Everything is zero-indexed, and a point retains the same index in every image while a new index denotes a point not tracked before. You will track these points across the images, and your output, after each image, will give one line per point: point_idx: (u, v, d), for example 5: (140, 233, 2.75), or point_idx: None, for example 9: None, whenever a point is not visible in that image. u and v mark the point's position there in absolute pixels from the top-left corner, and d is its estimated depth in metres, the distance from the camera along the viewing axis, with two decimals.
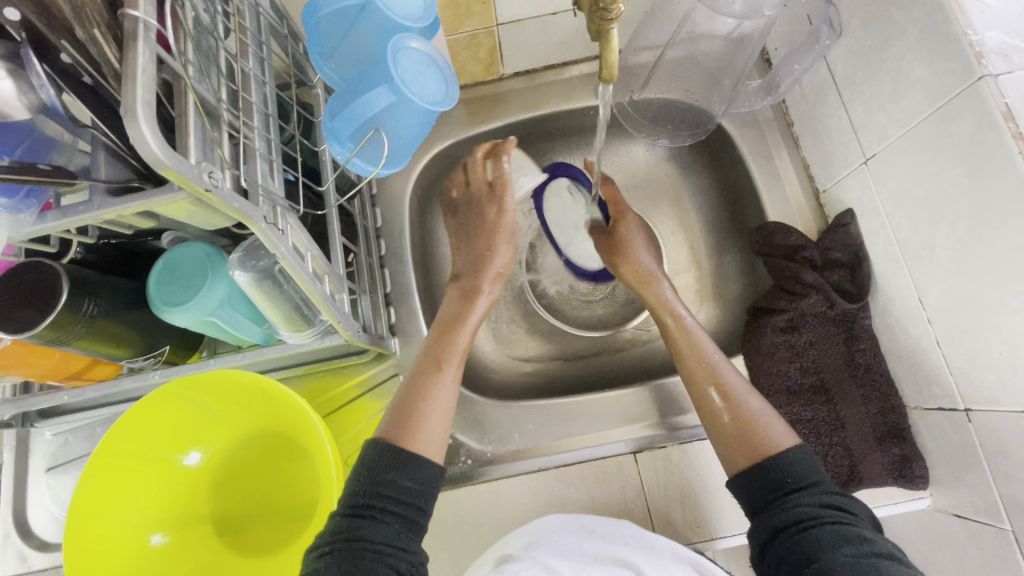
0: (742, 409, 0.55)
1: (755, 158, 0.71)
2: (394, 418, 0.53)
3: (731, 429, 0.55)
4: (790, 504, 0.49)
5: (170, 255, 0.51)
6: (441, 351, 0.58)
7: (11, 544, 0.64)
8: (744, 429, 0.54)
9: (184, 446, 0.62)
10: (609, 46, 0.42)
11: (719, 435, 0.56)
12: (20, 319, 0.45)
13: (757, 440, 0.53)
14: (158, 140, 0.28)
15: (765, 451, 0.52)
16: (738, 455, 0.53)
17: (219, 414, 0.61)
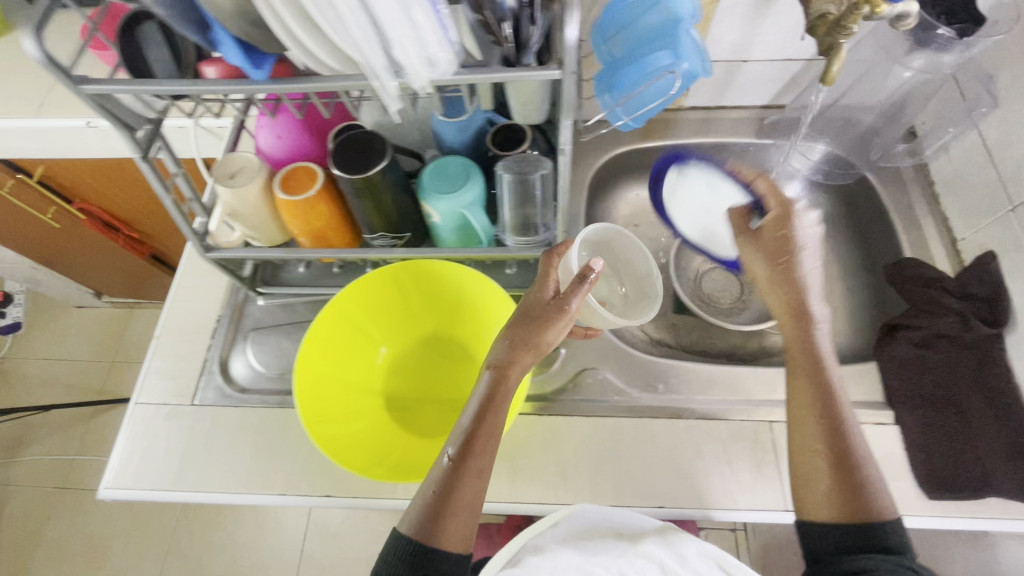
0: (851, 473, 0.56)
1: (897, 205, 0.82)
2: (422, 511, 0.52)
3: (829, 488, 0.56)
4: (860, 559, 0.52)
5: (442, 158, 0.66)
6: (479, 452, 0.53)
7: (213, 379, 0.75)
8: (857, 492, 0.55)
9: (378, 324, 0.73)
10: (839, 56, 0.56)
11: (808, 494, 0.57)
12: (352, 166, 0.59)
13: (859, 505, 0.55)
14: (575, 26, 0.43)
15: (864, 514, 0.54)
16: (817, 509, 0.56)
17: (414, 308, 0.75)
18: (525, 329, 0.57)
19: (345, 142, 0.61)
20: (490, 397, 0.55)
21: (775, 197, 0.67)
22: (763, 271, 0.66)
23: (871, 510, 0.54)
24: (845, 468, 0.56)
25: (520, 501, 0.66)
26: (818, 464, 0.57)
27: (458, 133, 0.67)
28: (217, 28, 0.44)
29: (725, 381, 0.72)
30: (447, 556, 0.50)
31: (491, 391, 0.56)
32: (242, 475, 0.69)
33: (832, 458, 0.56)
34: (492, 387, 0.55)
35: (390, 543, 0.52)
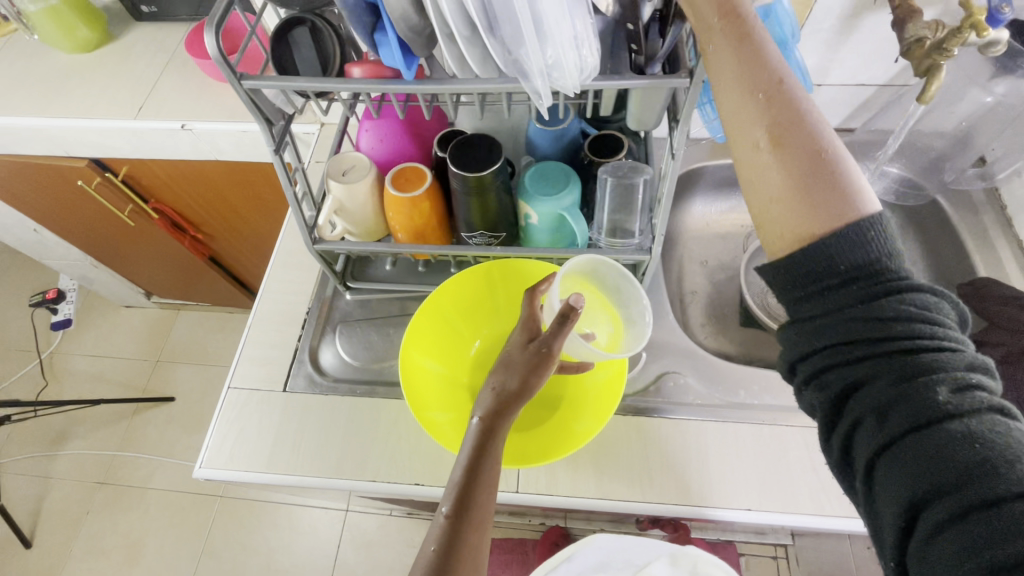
0: (800, 148, 0.41)
1: (968, 227, 0.84)
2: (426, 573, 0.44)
3: (753, 159, 0.42)
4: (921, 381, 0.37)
5: (542, 164, 0.70)
6: (478, 505, 0.48)
7: (303, 368, 0.78)
8: (812, 174, 0.41)
9: (468, 321, 0.76)
10: (936, 76, 0.60)
11: (751, 170, 0.43)
12: (469, 166, 0.63)
13: (822, 208, 0.41)
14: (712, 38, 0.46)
15: (820, 214, 0.40)
16: (776, 231, 0.43)
17: (501, 308, 0.78)
18: (519, 372, 0.54)
19: (461, 146, 0.65)
20: (478, 442, 0.50)
21: (758, 77, 0.42)
22: (773, 211, 0.42)
23: (827, 199, 0.40)
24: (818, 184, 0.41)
25: (607, 498, 0.67)
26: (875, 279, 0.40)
27: (556, 141, 0.71)
28: (384, 31, 0.50)
29: None
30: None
31: (486, 436, 0.51)
32: (331, 461, 0.71)
33: (777, 135, 0.41)
34: (490, 413, 0.52)
35: None
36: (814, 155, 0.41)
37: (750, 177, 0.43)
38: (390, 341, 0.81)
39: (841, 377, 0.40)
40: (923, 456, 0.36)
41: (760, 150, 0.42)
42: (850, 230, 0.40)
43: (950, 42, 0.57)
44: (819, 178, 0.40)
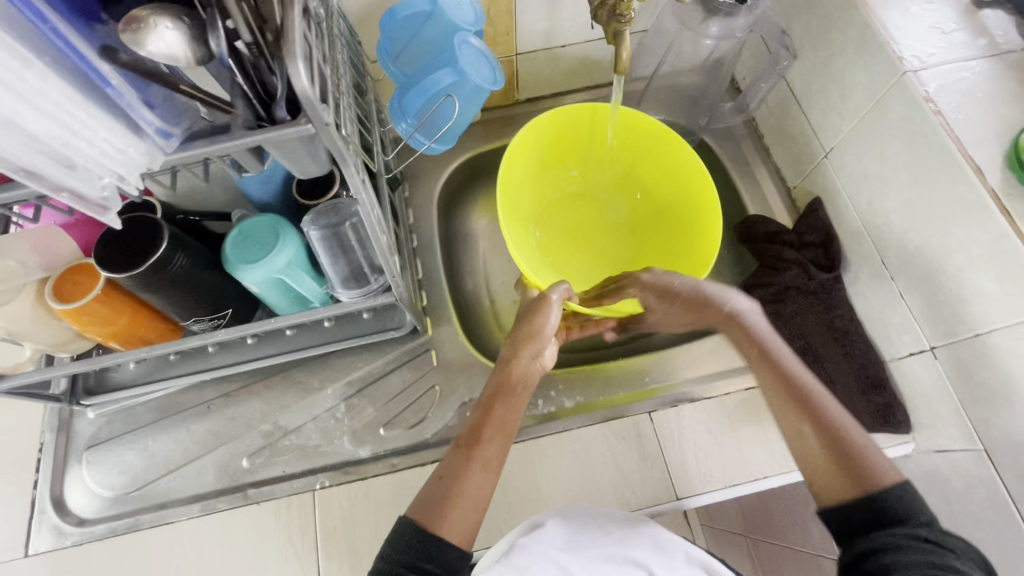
0: (836, 436, 0.50)
1: (734, 164, 0.84)
2: (428, 497, 0.51)
3: (811, 467, 0.50)
4: (894, 538, 0.43)
5: (244, 223, 0.58)
6: (490, 432, 0.56)
7: (45, 521, 0.65)
8: (854, 459, 0.48)
9: (539, 140, 0.74)
10: (623, 45, 0.54)
11: (822, 484, 0.49)
12: (121, 259, 0.51)
13: (865, 466, 0.48)
14: (305, 75, 0.37)
15: (865, 473, 0.47)
16: (829, 492, 0.48)
17: (521, 170, 0.74)
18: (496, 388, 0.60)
19: (115, 234, 0.52)
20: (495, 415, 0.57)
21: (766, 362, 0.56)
22: (803, 437, 0.51)
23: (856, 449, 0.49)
24: (850, 460, 0.48)
25: None
26: (904, 481, 0.46)
27: (262, 187, 0.59)
28: None
29: (601, 381, 0.73)
30: (449, 549, 0.48)
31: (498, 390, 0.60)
32: None
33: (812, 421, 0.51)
34: (478, 413, 0.58)
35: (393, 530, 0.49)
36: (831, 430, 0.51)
37: (795, 449, 0.52)
38: (152, 454, 0.69)
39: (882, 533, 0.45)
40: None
41: (804, 432, 0.51)
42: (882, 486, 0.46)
43: (622, 7, 0.51)
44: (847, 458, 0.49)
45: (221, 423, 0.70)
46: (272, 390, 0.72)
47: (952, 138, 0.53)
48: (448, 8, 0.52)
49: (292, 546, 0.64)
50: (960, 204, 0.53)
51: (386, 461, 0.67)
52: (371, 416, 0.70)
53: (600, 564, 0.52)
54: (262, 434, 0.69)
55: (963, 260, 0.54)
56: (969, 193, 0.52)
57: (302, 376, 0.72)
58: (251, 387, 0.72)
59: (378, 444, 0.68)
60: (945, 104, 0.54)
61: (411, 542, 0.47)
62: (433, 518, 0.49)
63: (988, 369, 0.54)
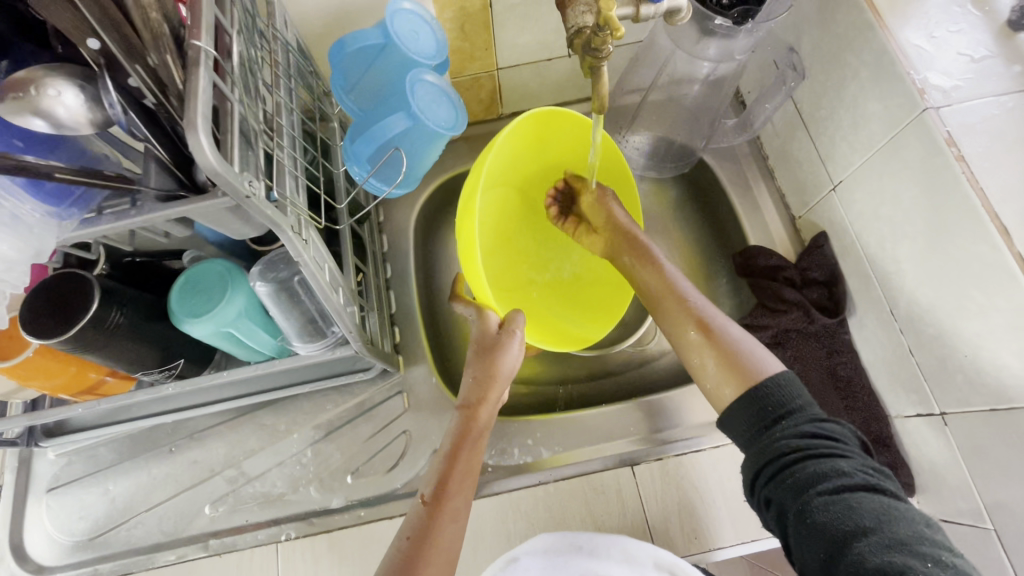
0: (723, 340, 0.52)
1: (735, 187, 0.77)
2: (393, 561, 0.44)
3: (712, 364, 0.52)
4: (785, 431, 0.46)
5: (191, 270, 0.53)
6: (453, 482, 0.49)
7: (5, 566, 0.64)
8: (733, 357, 0.51)
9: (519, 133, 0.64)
10: (601, 81, 0.47)
11: (700, 372, 0.53)
12: (45, 323, 0.47)
13: (747, 371, 0.50)
14: (213, 150, 0.32)
15: (754, 377, 0.49)
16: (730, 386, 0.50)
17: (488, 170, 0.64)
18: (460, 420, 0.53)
19: (43, 290, 0.48)
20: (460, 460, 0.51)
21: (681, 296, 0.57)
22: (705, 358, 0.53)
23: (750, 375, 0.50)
24: (737, 353, 0.51)
25: None
26: (783, 371, 0.50)
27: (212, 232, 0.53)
28: None
29: (581, 427, 0.68)
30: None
31: (463, 431, 0.53)
32: None
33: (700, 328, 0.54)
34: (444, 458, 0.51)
35: None
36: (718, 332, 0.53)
37: (696, 368, 0.54)
38: (115, 498, 0.67)
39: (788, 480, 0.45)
40: (845, 507, 0.41)
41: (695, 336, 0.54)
42: (772, 394, 0.48)
43: (598, 41, 0.44)
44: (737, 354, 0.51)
45: (185, 467, 0.68)
46: (237, 433, 0.69)
47: (975, 190, 0.47)
48: (403, 42, 0.47)
49: None
50: (981, 264, 0.47)
51: (352, 512, 0.64)
52: (339, 463, 0.67)
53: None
54: (226, 479, 0.67)
55: (982, 326, 0.48)
56: (991, 256, 0.46)
57: (268, 418, 0.69)
58: (214, 429, 0.69)
59: (345, 495, 0.65)
60: (970, 149, 0.47)
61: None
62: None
63: (1003, 446, 0.49)
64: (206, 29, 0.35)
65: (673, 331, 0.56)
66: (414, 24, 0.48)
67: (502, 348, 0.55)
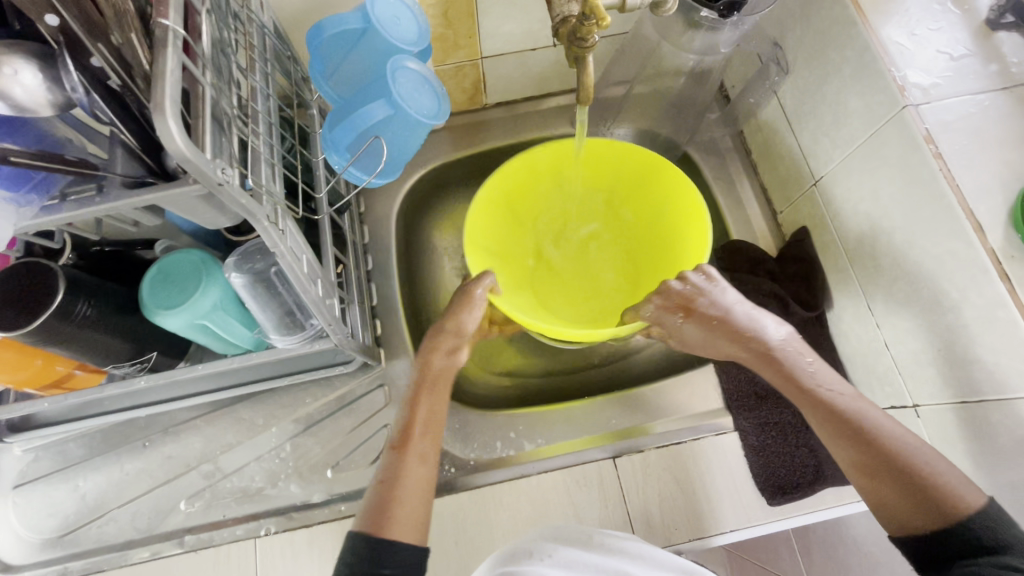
0: (898, 471, 0.44)
1: (718, 182, 0.77)
2: (370, 506, 0.46)
3: (869, 493, 0.45)
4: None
5: (164, 260, 0.51)
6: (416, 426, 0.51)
7: None
8: (919, 483, 0.43)
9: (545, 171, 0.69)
10: (585, 71, 0.47)
11: (880, 501, 0.45)
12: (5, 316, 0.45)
13: (937, 494, 0.42)
14: (182, 134, 0.31)
15: (931, 505, 0.42)
16: (907, 522, 0.43)
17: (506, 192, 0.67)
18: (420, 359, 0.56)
19: (4, 282, 0.46)
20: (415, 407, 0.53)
21: (847, 420, 0.47)
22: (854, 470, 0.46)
23: (934, 502, 0.42)
24: (925, 497, 0.42)
25: None
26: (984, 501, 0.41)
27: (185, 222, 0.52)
28: None
29: (565, 421, 0.69)
30: (406, 543, 0.44)
31: (421, 377, 0.55)
32: None
33: (856, 469, 0.46)
34: (406, 406, 0.53)
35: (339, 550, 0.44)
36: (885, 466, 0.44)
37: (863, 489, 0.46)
38: (86, 493, 0.65)
39: None
40: None
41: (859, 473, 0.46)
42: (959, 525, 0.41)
43: (583, 31, 0.44)
44: (893, 475, 0.44)
45: (160, 462, 0.66)
46: (213, 427, 0.68)
47: (951, 188, 0.47)
48: (384, 28, 0.46)
49: None
50: (956, 261, 0.48)
51: (332, 506, 0.63)
52: (319, 457, 0.66)
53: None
54: (202, 474, 0.65)
55: (955, 321, 0.49)
56: (966, 252, 0.47)
57: (246, 412, 0.68)
58: (189, 423, 0.68)
59: (324, 489, 0.64)
60: (947, 147, 0.48)
61: (362, 557, 0.43)
62: (381, 517, 0.45)
63: (972, 438, 0.50)
64: (174, 7, 0.33)
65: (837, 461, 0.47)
66: (395, 9, 0.48)
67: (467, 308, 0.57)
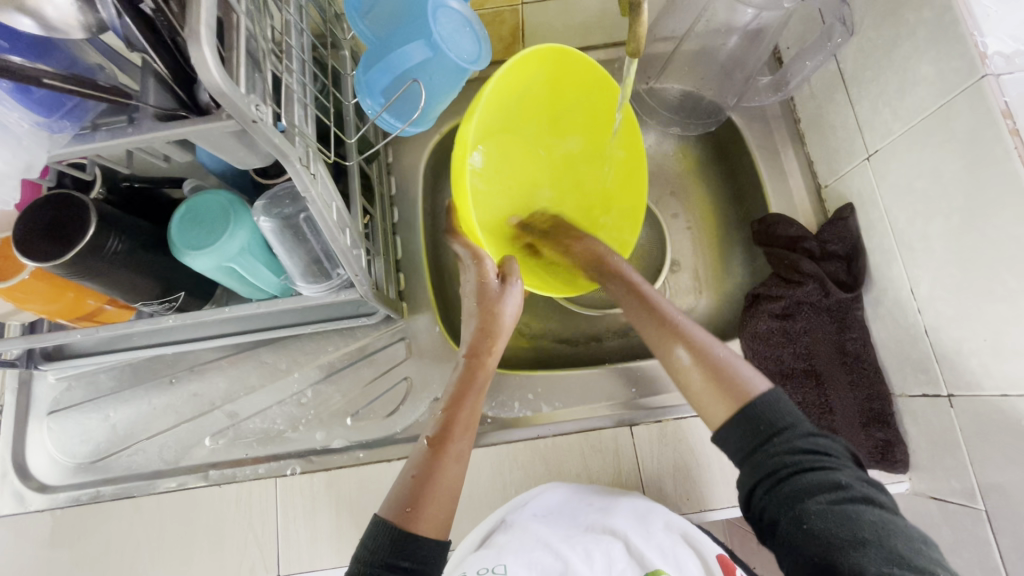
0: (714, 363, 0.49)
1: (762, 151, 0.73)
2: (399, 497, 0.46)
3: (698, 379, 0.49)
4: (777, 449, 0.44)
5: (193, 200, 0.51)
6: (454, 433, 0.51)
7: (8, 484, 0.65)
8: (721, 376, 0.48)
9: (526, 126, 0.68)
10: (639, 20, 0.43)
11: (696, 397, 0.50)
12: (36, 248, 0.45)
13: (736, 383, 0.47)
14: (217, 64, 0.29)
15: (739, 394, 0.46)
16: (716, 411, 0.47)
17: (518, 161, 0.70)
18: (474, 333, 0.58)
19: (36, 213, 0.46)
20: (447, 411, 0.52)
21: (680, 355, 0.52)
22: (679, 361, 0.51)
23: (734, 388, 0.47)
24: (720, 376, 0.48)
25: None
26: (772, 389, 0.47)
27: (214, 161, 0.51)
28: None
29: (583, 385, 0.68)
30: (426, 544, 0.43)
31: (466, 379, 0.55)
32: None
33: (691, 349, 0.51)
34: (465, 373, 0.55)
35: (362, 540, 0.43)
36: (704, 352, 0.50)
37: (686, 388, 0.51)
38: (116, 424, 0.68)
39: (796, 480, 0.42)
40: (841, 518, 0.40)
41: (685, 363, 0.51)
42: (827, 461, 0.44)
43: None
44: (721, 372, 0.48)
45: (186, 399, 0.68)
46: (238, 369, 0.69)
47: None
48: None
49: (250, 532, 0.61)
50: (1019, 247, 0.45)
51: (351, 453, 0.64)
52: (339, 405, 0.67)
53: (579, 535, 0.54)
54: (225, 414, 0.67)
55: (1008, 311, 0.47)
56: None
57: (269, 357, 0.69)
58: (215, 363, 0.69)
59: (344, 436, 0.65)
60: None
61: (388, 543, 0.42)
62: (404, 523, 0.44)
63: (1007, 429, 0.49)
64: None
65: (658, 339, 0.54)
66: None
67: (502, 301, 0.59)
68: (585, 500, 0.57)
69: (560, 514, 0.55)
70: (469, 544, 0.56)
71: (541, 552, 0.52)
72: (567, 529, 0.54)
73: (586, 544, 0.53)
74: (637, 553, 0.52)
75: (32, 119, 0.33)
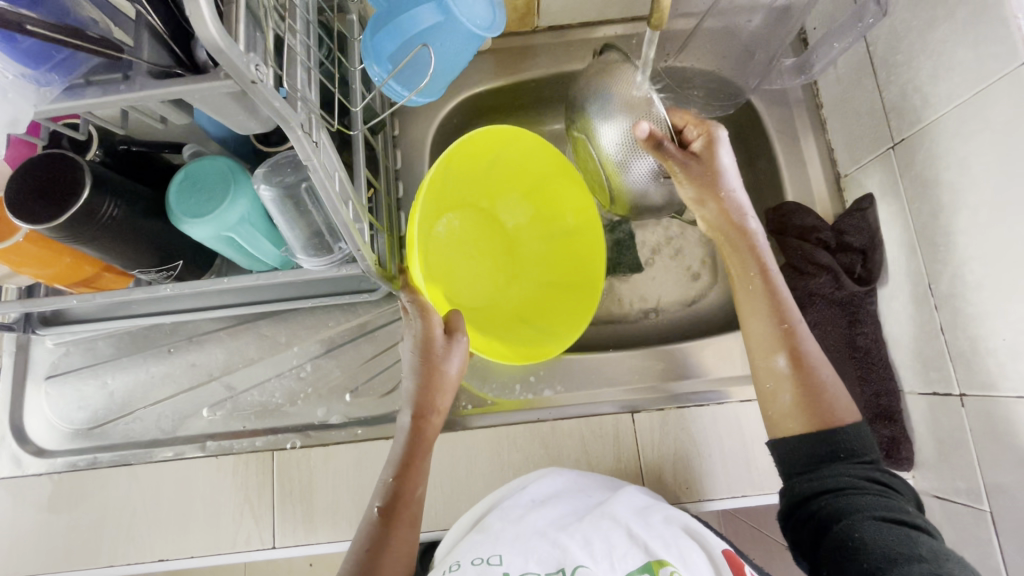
0: (810, 379, 0.51)
1: (781, 136, 0.71)
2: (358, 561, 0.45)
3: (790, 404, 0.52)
4: (843, 468, 0.49)
5: (192, 165, 0.49)
6: (403, 504, 0.48)
7: (6, 447, 0.64)
8: (816, 397, 0.51)
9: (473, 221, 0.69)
10: None
11: (778, 415, 0.53)
12: (32, 209, 0.44)
13: (829, 409, 0.51)
14: (214, 17, 0.27)
15: (828, 420, 0.50)
16: (796, 420, 0.51)
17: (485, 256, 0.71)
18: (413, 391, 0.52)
19: (29, 173, 0.45)
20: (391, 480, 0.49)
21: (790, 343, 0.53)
22: (779, 406, 0.52)
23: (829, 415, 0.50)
24: (822, 404, 0.51)
25: None
26: (858, 423, 0.51)
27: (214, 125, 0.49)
28: None
29: (586, 371, 0.68)
30: None
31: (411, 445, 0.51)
32: (56, 553, 0.60)
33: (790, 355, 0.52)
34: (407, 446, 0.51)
35: None
36: (809, 368, 0.52)
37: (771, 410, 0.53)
38: (114, 391, 0.67)
39: (851, 497, 0.47)
40: (897, 536, 0.44)
41: (788, 369, 0.52)
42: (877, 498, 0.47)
43: None
44: (821, 399, 0.51)
45: (184, 368, 0.67)
46: (237, 340, 0.68)
47: None
48: None
49: (246, 504, 0.61)
50: None
51: (349, 429, 0.64)
52: (339, 380, 0.66)
53: (576, 523, 0.52)
54: (224, 385, 0.67)
55: None
56: None
57: (269, 330, 0.68)
58: (213, 334, 0.68)
59: (344, 412, 0.65)
60: None
61: None
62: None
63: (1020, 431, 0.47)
64: None
65: (762, 365, 0.54)
66: None
67: (443, 361, 0.52)
68: (585, 492, 0.56)
69: (560, 500, 0.55)
70: (463, 527, 0.56)
71: (538, 541, 0.51)
72: (565, 517, 0.53)
73: (586, 530, 0.51)
74: (638, 539, 0.50)
75: (22, 72, 0.32)
